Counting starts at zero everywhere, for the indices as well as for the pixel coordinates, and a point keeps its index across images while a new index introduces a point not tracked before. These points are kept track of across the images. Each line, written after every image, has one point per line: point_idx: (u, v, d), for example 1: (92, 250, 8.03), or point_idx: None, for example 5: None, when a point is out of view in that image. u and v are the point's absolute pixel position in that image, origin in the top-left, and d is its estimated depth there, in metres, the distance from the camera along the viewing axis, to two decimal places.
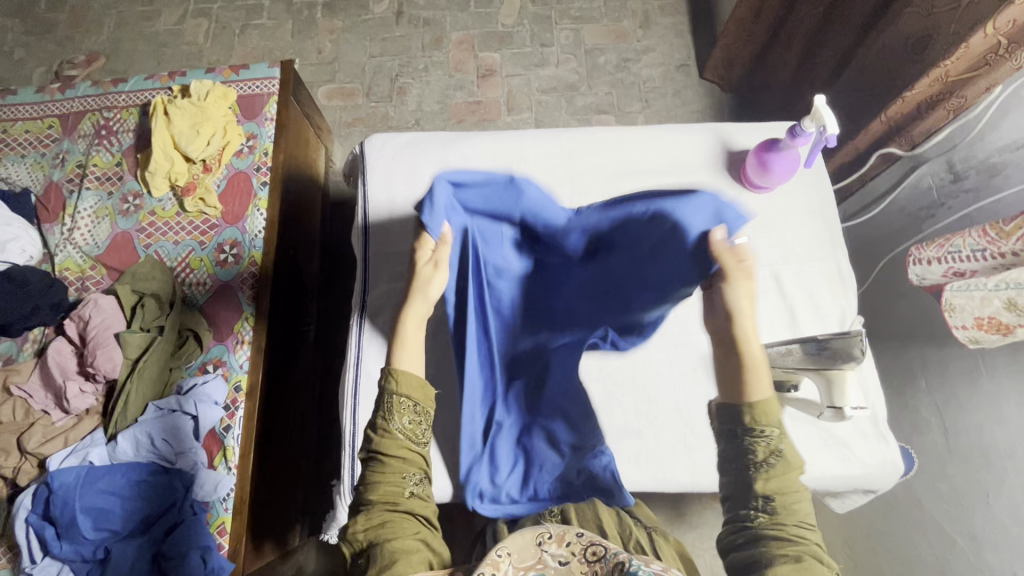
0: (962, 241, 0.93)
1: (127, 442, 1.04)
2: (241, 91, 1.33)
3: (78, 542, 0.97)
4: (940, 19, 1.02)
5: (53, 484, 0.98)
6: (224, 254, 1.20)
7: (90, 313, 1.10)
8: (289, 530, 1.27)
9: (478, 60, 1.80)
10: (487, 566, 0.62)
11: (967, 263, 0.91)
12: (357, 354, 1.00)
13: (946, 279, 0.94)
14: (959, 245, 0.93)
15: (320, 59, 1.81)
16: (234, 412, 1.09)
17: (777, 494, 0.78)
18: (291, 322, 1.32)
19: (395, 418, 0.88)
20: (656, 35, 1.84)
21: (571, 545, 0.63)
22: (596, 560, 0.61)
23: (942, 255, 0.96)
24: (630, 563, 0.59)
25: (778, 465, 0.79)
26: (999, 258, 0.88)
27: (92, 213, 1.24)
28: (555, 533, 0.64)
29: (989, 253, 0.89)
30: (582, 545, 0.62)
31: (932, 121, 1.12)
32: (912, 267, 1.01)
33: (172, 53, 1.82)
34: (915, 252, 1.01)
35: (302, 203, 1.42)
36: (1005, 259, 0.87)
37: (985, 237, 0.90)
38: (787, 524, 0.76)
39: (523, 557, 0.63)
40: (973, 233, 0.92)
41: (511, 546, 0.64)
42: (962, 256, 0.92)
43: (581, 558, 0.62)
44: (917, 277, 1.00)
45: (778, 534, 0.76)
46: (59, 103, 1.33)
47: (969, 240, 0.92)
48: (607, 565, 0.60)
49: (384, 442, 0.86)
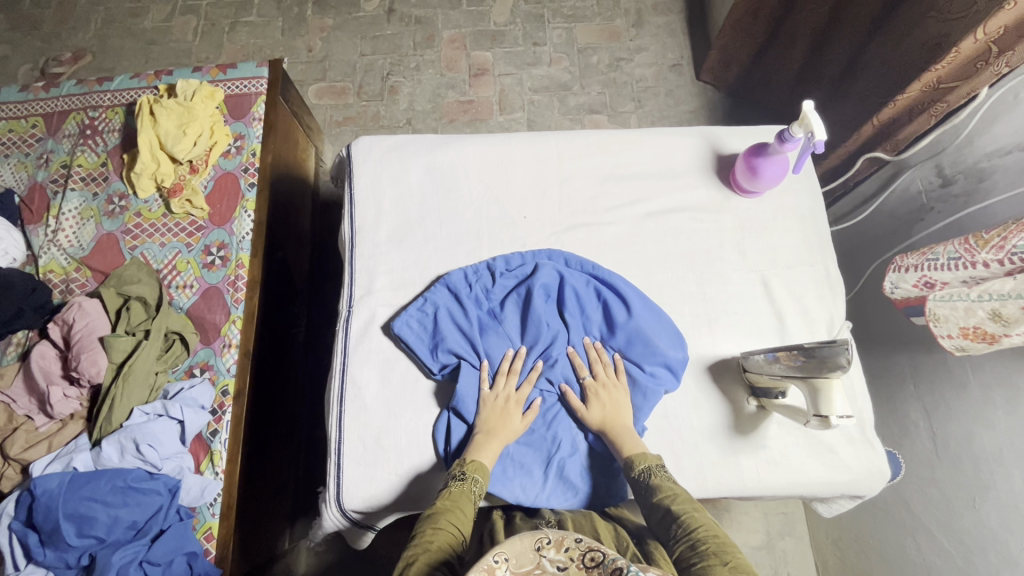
0: (941, 249, 0.91)
1: (112, 447, 1.00)
2: (229, 90, 1.32)
3: (62, 550, 0.94)
4: (954, 26, 0.95)
5: (36, 490, 0.94)
6: (211, 256, 1.19)
7: (74, 316, 1.09)
8: (279, 536, 1.27)
9: (469, 59, 1.79)
10: (481, 571, 0.55)
11: (942, 272, 0.90)
12: (343, 360, 0.97)
13: (921, 288, 0.93)
14: (937, 253, 0.91)
15: (310, 57, 1.79)
16: (222, 416, 1.09)
17: (690, 516, 0.71)
18: (279, 325, 1.31)
19: (470, 492, 0.76)
20: (649, 35, 1.83)
21: (570, 550, 0.57)
22: (595, 566, 0.55)
23: (919, 263, 0.93)
24: (629, 570, 0.54)
25: (677, 501, 0.74)
26: (971, 268, 0.86)
27: (77, 215, 1.23)
28: (553, 538, 0.58)
29: (963, 262, 0.87)
30: (581, 550, 0.57)
31: (915, 125, 1.13)
32: (889, 273, 0.98)
33: (160, 50, 1.80)
34: (897, 259, 0.98)
35: (292, 203, 1.41)
36: (977, 270, 0.85)
37: (963, 245, 0.87)
38: (709, 538, 0.68)
39: (520, 561, 0.57)
40: (953, 241, 0.89)
41: (508, 549, 0.57)
42: (939, 264, 0.90)
43: (580, 563, 0.56)
44: (890, 285, 0.99)
45: (707, 545, 0.67)
46: (44, 102, 1.32)
47: (949, 248, 0.89)
48: (605, 571, 0.55)
49: (457, 502, 0.74)
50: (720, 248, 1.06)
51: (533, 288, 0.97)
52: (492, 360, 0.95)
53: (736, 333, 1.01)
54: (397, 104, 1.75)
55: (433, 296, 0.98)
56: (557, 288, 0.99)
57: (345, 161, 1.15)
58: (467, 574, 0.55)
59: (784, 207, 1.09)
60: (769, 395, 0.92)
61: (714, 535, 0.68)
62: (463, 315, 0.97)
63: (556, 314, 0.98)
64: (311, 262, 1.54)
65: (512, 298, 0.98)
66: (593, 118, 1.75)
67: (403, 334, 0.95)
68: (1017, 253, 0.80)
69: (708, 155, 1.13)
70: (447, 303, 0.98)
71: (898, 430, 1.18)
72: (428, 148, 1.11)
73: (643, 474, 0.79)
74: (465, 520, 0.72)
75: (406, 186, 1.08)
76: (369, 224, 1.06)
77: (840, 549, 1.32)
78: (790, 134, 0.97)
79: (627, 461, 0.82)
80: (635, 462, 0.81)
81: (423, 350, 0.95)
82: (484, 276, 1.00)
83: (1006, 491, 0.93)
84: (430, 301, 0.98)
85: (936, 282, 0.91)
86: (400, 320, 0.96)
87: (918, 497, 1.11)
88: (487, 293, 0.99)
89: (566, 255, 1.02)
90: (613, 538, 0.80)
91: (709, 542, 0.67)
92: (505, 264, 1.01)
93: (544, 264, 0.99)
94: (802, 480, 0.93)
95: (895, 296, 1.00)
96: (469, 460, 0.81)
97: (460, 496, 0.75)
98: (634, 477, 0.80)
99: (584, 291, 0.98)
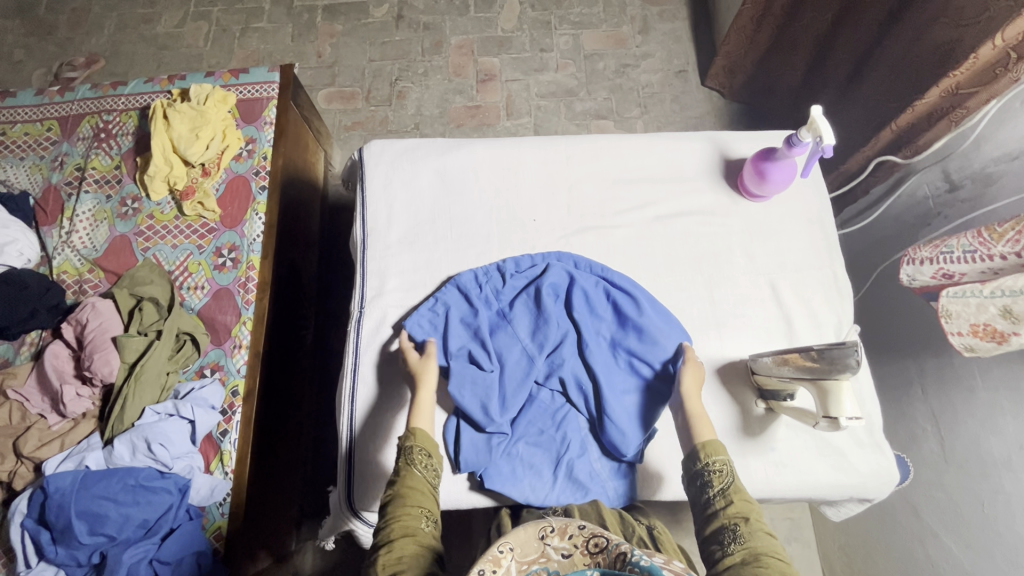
0: (955, 241, 0.91)
1: (123, 446, 1.01)
2: (241, 95, 1.34)
3: (73, 548, 0.94)
4: (964, 32, 0.99)
5: (49, 488, 0.95)
6: (222, 259, 1.20)
7: (87, 316, 1.10)
8: (287, 536, 1.27)
9: (477, 65, 1.80)
10: (487, 562, 0.56)
11: (959, 264, 0.90)
12: (354, 360, 0.98)
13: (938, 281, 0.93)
14: (952, 245, 0.91)
15: (320, 62, 1.81)
16: (231, 416, 1.09)
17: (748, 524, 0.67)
18: (289, 327, 1.32)
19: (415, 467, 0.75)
20: (655, 41, 1.85)
21: (574, 537, 0.58)
22: (599, 552, 0.57)
23: (933, 256, 0.93)
24: (633, 553, 0.55)
25: (738, 504, 0.70)
26: (988, 261, 0.86)
27: (91, 217, 1.24)
28: (557, 526, 0.59)
29: (978, 255, 0.87)
30: (585, 536, 0.58)
31: (933, 132, 1.12)
32: (905, 265, 0.98)
33: (172, 55, 1.82)
34: (909, 252, 0.98)
35: (302, 206, 1.43)
36: (994, 263, 0.85)
37: (978, 238, 0.87)
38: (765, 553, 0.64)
39: (525, 551, 0.57)
40: (967, 233, 0.89)
41: (513, 539, 0.58)
42: (954, 257, 0.91)
43: (584, 550, 0.57)
44: (907, 277, 0.99)
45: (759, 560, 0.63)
46: (59, 106, 1.34)
47: (963, 241, 0.90)
48: (609, 557, 0.56)
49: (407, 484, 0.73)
50: (727, 251, 1.07)
51: (542, 288, 0.98)
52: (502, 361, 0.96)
53: (743, 335, 1.02)
54: (406, 109, 1.76)
55: (444, 297, 0.99)
56: (566, 290, 1.00)
57: (357, 165, 1.16)
58: (472, 565, 0.55)
59: (791, 211, 1.10)
60: (777, 397, 0.93)
61: (778, 559, 0.64)
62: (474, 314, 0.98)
63: (565, 314, 0.99)
64: (320, 265, 1.56)
65: (521, 298, 0.99)
66: (599, 123, 1.76)
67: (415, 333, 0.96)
68: None
69: (715, 160, 1.14)
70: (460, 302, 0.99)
71: (906, 435, 1.18)
72: (439, 152, 1.12)
73: (711, 466, 0.74)
74: (428, 495, 0.73)
75: (417, 188, 1.10)
76: (380, 227, 1.07)
77: (848, 555, 1.32)
78: (798, 139, 0.98)
79: (699, 447, 0.77)
80: (703, 451, 0.76)
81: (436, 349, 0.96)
82: (493, 277, 1.01)
83: (1014, 493, 0.94)
84: (441, 303, 0.99)
85: (953, 274, 0.92)
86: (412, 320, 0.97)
87: (926, 501, 1.11)
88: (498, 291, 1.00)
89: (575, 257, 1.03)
90: (619, 524, 0.82)
91: (771, 563, 0.63)
92: (515, 265, 1.02)
93: (554, 265, 1.00)
94: (810, 483, 0.94)
95: (912, 286, 1.00)
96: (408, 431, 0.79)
97: (416, 474, 0.74)
98: (696, 466, 0.76)
99: (594, 292, 0.99)
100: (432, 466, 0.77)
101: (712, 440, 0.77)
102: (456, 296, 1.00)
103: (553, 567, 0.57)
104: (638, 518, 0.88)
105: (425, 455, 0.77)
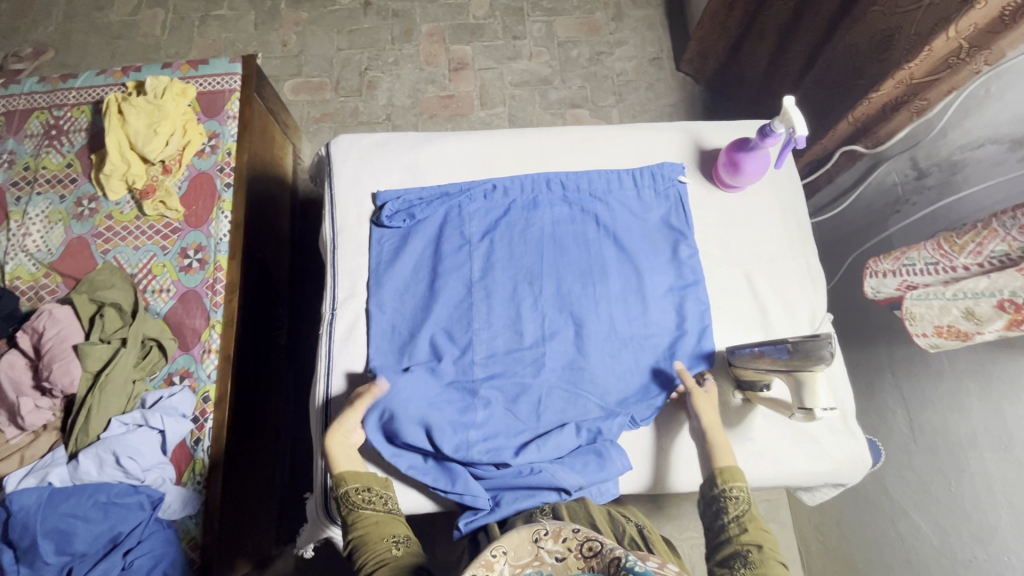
0: (916, 254, 0.91)
1: (90, 460, 0.96)
2: (201, 87, 1.28)
3: (37, 568, 0.91)
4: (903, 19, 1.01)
5: (12, 506, 0.91)
6: (189, 259, 1.16)
7: (44, 324, 1.04)
8: (264, 544, 1.25)
9: (449, 53, 1.76)
10: (480, 567, 0.54)
11: (922, 277, 0.90)
12: (328, 364, 0.96)
13: (902, 293, 0.94)
14: (914, 258, 0.91)
15: (285, 52, 1.75)
16: (204, 424, 1.06)
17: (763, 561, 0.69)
18: (261, 328, 1.29)
19: (361, 509, 0.77)
20: (629, 28, 1.82)
21: (568, 540, 0.57)
22: (593, 555, 0.55)
23: (896, 269, 0.94)
24: (626, 557, 0.53)
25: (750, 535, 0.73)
26: (949, 273, 0.87)
27: (44, 218, 1.18)
28: (550, 529, 0.58)
29: (940, 267, 0.87)
30: (579, 540, 0.56)
31: (895, 122, 1.12)
32: (869, 279, 0.99)
33: (127, 45, 1.74)
34: (871, 264, 0.99)
35: (270, 202, 1.38)
36: (955, 274, 0.86)
37: (939, 251, 0.87)
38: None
39: (518, 554, 0.56)
40: (926, 246, 0.89)
41: (506, 543, 0.56)
42: (916, 269, 0.91)
43: (578, 553, 0.56)
44: (872, 289, 1.00)
45: None
46: (5, 101, 1.27)
47: (923, 253, 0.89)
48: (603, 561, 0.54)
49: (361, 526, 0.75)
50: (702, 242, 1.07)
51: (499, 241, 1.02)
52: (459, 320, 0.97)
53: (720, 326, 1.03)
54: (376, 99, 1.72)
55: (386, 252, 1.02)
56: (534, 243, 1.02)
57: (325, 161, 1.12)
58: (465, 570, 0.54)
59: (767, 202, 1.10)
60: (754, 387, 0.93)
61: None
62: (451, 245, 1.01)
63: (534, 268, 1.01)
64: (291, 263, 1.52)
65: (484, 246, 1.02)
66: (574, 112, 1.74)
67: (378, 266, 1.01)
68: (996, 258, 0.81)
69: (690, 151, 1.13)
70: (423, 232, 1.02)
71: (877, 418, 1.20)
72: (410, 146, 1.09)
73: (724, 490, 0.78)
74: (386, 522, 0.76)
75: (386, 185, 1.07)
76: (351, 225, 1.04)
77: (823, 535, 1.35)
78: (771, 129, 0.97)
79: (716, 471, 0.80)
80: (716, 476, 0.80)
81: (391, 267, 1.00)
82: (473, 228, 1.03)
83: (979, 474, 0.97)
84: (406, 249, 1.01)
85: (916, 285, 0.92)
86: (386, 215, 1.02)
87: (897, 482, 1.14)
88: (495, 225, 1.03)
89: (562, 177, 1.07)
90: (608, 523, 0.80)
91: None
92: (493, 208, 1.04)
93: (532, 215, 1.04)
94: (785, 474, 0.95)
95: (877, 297, 1.01)
96: (337, 478, 0.79)
97: (366, 513, 0.76)
98: (707, 489, 0.80)
99: (561, 245, 1.03)
100: (377, 496, 0.79)
101: (727, 465, 0.81)
102: (414, 257, 1.01)
103: (546, 570, 0.55)
104: (628, 512, 0.87)
105: (365, 491, 0.79)
